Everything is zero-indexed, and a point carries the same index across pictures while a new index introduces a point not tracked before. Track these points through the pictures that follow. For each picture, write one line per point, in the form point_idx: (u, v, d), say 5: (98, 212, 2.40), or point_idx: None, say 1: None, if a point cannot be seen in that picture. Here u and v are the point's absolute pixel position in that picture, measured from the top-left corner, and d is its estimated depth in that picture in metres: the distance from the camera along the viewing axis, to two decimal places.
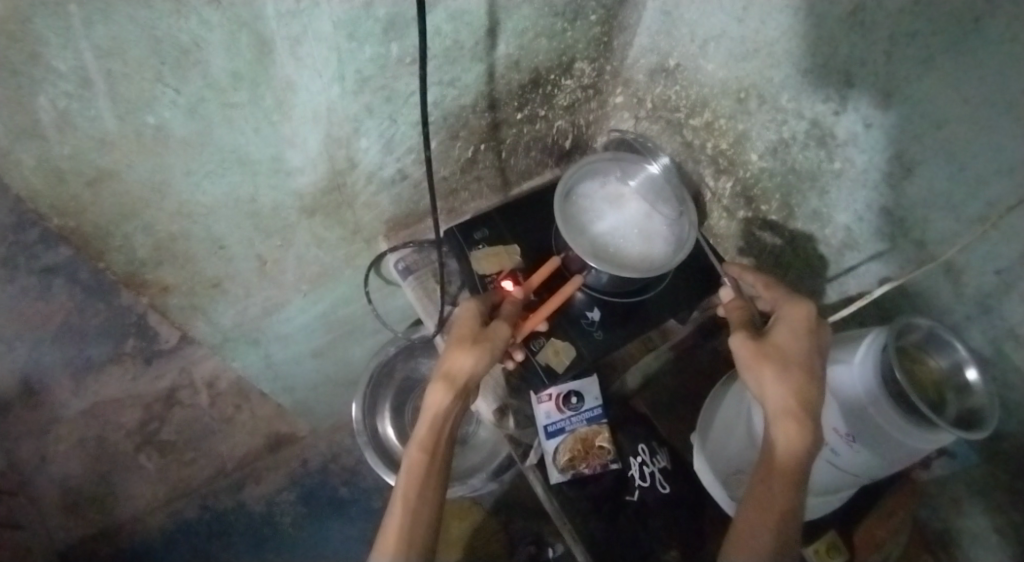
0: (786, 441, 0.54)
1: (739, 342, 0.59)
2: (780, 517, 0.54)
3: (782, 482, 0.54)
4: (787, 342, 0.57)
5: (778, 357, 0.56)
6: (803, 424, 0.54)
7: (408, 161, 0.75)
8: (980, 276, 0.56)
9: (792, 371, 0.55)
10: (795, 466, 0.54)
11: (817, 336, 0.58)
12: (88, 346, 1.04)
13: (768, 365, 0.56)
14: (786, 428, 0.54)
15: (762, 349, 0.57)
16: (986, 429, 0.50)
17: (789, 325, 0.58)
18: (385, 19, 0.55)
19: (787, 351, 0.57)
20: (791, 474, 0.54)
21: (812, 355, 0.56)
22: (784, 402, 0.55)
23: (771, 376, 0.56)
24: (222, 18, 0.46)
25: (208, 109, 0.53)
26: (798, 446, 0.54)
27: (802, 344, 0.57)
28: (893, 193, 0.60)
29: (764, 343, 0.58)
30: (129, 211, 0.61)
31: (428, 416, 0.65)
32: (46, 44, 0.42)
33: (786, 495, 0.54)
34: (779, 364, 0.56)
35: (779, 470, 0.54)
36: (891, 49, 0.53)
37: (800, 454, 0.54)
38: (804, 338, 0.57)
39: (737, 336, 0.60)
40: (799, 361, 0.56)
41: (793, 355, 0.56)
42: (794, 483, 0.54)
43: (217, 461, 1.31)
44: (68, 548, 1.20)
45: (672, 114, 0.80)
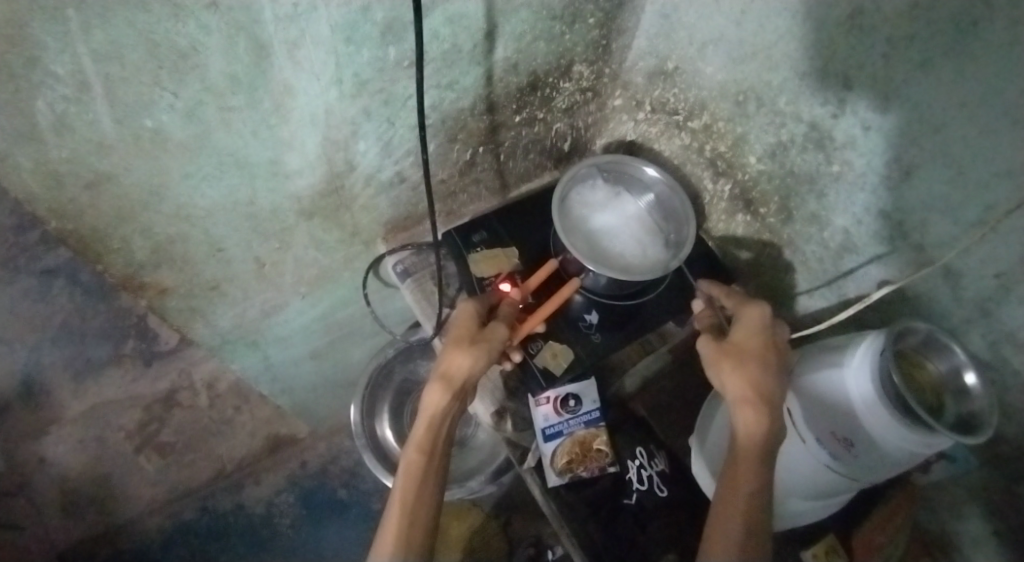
0: (745, 427, 0.56)
1: (699, 344, 0.63)
2: (749, 505, 0.54)
3: (749, 470, 0.55)
4: (741, 338, 0.61)
5: (733, 351, 0.60)
6: (759, 409, 0.56)
7: (406, 163, 0.75)
8: (979, 280, 0.56)
9: (747, 361, 0.58)
10: (756, 452, 0.55)
11: (772, 332, 0.61)
12: (88, 348, 1.04)
13: (724, 358, 0.60)
14: (743, 415, 0.56)
15: (718, 345, 0.61)
16: (986, 433, 0.50)
17: (744, 324, 0.62)
18: (382, 23, 0.55)
19: (742, 346, 0.60)
20: (755, 460, 0.55)
21: (767, 348, 0.60)
22: (738, 390, 0.57)
23: (730, 369, 0.58)
24: (220, 22, 0.46)
25: (206, 113, 0.53)
26: (756, 430, 0.55)
27: (756, 339, 0.60)
28: (891, 196, 0.59)
29: (720, 341, 0.61)
30: (127, 214, 0.61)
31: (426, 416, 0.65)
32: (44, 49, 0.42)
33: (754, 482, 0.55)
34: (733, 357, 0.59)
35: (744, 459, 0.55)
36: (889, 52, 0.53)
37: (757, 438, 0.55)
38: (759, 335, 0.61)
39: (699, 339, 0.64)
40: (756, 354, 0.59)
41: (748, 349, 0.59)
42: (760, 469, 0.55)
43: (217, 463, 1.30)
44: (67, 550, 1.20)
45: (671, 117, 0.80)
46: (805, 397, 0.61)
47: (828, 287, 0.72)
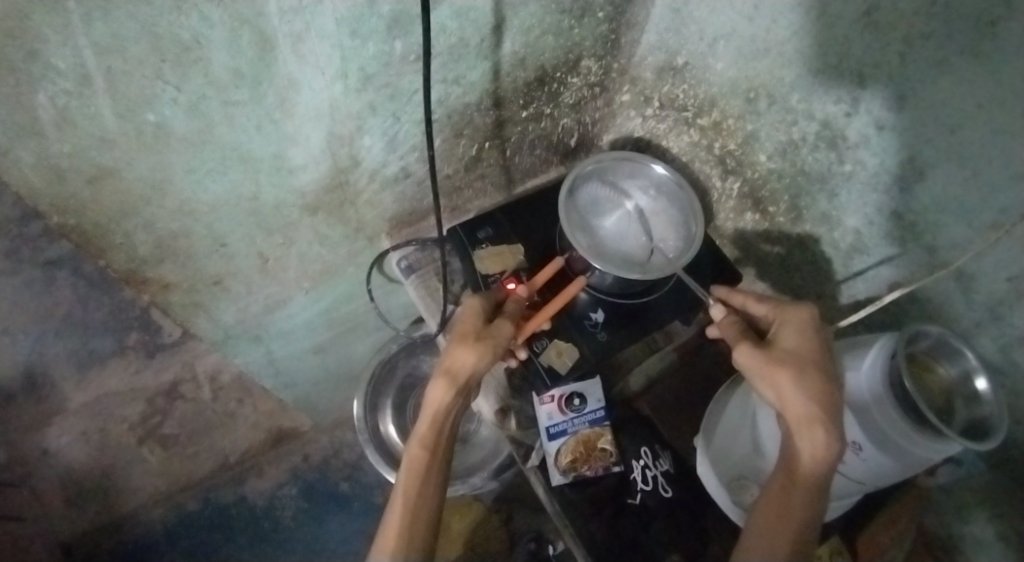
0: (813, 450, 0.52)
1: (746, 353, 0.58)
2: (801, 529, 0.53)
3: (808, 494, 0.53)
4: (800, 349, 0.57)
5: (793, 363, 0.56)
6: (829, 431, 0.52)
7: (411, 158, 0.74)
8: (989, 283, 0.55)
9: (810, 376, 0.55)
10: (821, 473, 0.53)
11: (824, 339, 0.58)
12: (91, 340, 1.02)
13: (784, 372, 0.55)
14: (811, 438, 0.53)
15: (775, 356, 0.56)
16: (998, 438, 0.49)
17: (798, 332, 0.58)
18: (389, 16, 0.54)
19: (802, 357, 0.56)
20: (817, 485, 0.53)
21: (824, 359, 0.56)
22: (804, 410, 0.54)
23: (789, 381, 0.55)
24: (223, 15, 0.45)
25: (209, 107, 0.53)
26: (826, 455, 0.52)
27: (812, 349, 0.57)
28: (904, 197, 0.59)
29: (773, 349, 0.57)
30: (130, 208, 0.60)
31: (429, 412, 0.65)
32: (45, 41, 0.41)
33: (812, 506, 0.53)
34: (796, 370, 0.55)
35: (804, 481, 0.53)
36: (906, 51, 0.52)
37: (828, 462, 0.52)
38: (814, 343, 0.57)
39: (742, 346, 0.59)
40: (812, 362, 0.56)
41: (809, 361, 0.56)
42: (819, 493, 0.53)
43: (220, 454, 1.31)
44: (71, 539, 1.22)
45: (680, 113, 0.79)
46: None
47: (835, 288, 0.71)
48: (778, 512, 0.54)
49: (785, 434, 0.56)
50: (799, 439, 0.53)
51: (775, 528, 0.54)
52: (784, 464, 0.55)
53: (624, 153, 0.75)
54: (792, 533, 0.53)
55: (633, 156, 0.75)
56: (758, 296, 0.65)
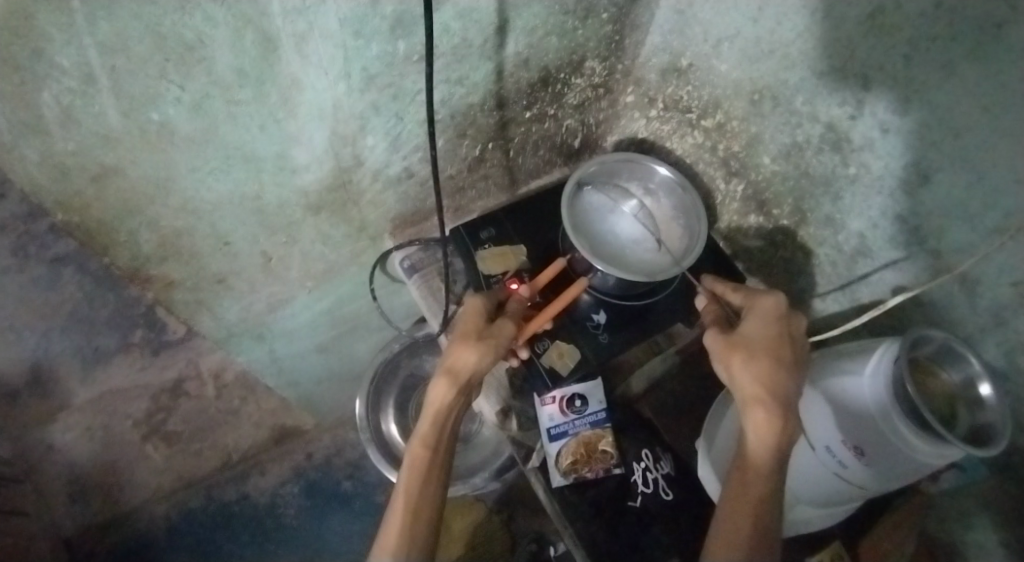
0: (756, 431, 0.54)
1: (710, 338, 0.60)
2: (755, 520, 0.52)
3: (757, 479, 0.53)
4: (758, 333, 0.58)
5: (746, 347, 0.57)
6: (771, 413, 0.53)
7: (414, 159, 0.74)
8: (994, 288, 0.55)
9: (760, 359, 0.55)
10: (768, 457, 0.53)
11: (786, 325, 0.58)
12: (97, 336, 1.02)
13: (736, 354, 0.57)
14: (755, 419, 0.54)
15: (731, 341, 0.58)
16: (1001, 445, 0.49)
17: (760, 318, 0.59)
18: (392, 17, 0.54)
19: (756, 341, 0.57)
20: (765, 470, 0.53)
21: (783, 344, 0.56)
22: (752, 391, 0.55)
23: (739, 364, 0.56)
24: (227, 15, 0.46)
25: (213, 107, 0.53)
26: (768, 436, 0.53)
27: (771, 334, 0.57)
28: (909, 201, 0.58)
29: (731, 335, 0.58)
30: (134, 206, 0.61)
31: (431, 411, 0.65)
32: (49, 40, 0.42)
33: (762, 493, 0.53)
34: (746, 354, 0.56)
35: (752, 465, 0.54)
36: (911, 53, 0.52)
37: (772, 445, 0.53)
38: (774, 329, 0.57)
39: (708, 333, 0.60)
40: (767, 347, 0.56)
41: (763, 345, 0.56)
42: (768, 478, 0.53)
43: (223, 452, 1.31)
44: (73, 535, 1.21)
45: (684, 114, 0.78)
46: (819, 401, 0.60)
47: (838, 291, 0.71)
48: (730, 499, 0.54)
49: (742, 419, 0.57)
50: (746, 420, 0.55)
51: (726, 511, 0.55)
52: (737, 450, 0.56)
53: (626, 154, 0.75)
54: (750, 524, 0.52)
55: (636, 157, 0.74)
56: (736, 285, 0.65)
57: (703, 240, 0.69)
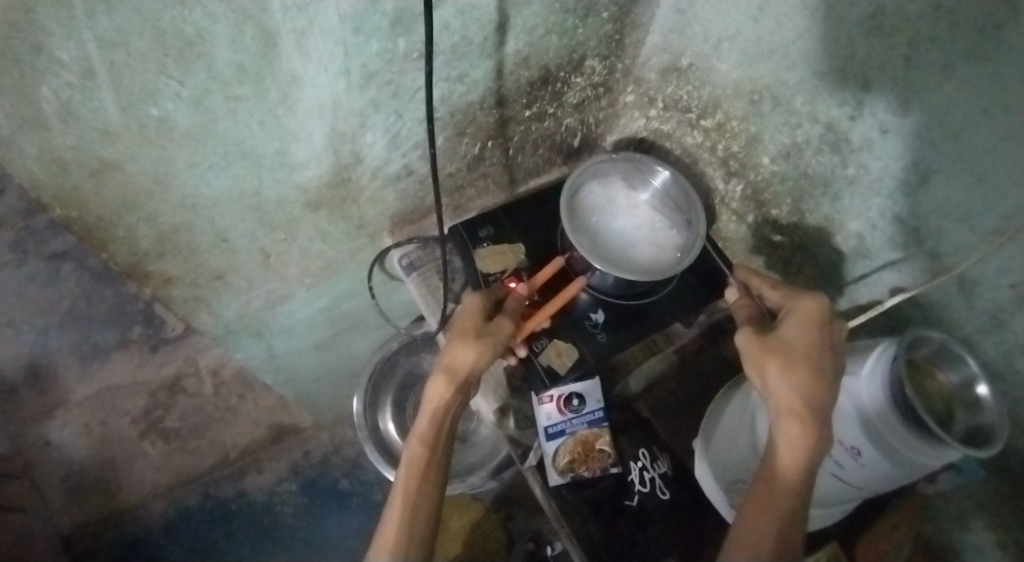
0: (789, 440, 0.53)
1: (744, 339, 0.59)
2: (780, 528, 0.52)
3: (786, 488, 0.53)
4: (797, 339, 0.57)
5: (784, 353, 0.56)
6: (806, 422, 0.53)
7: (414, 156, 0.74)
8: (993, 289, 0.55)
9: (798, 366, 0.55)
10: (800, 469, 0.53)
11: (828, 332, 0.57)
12: (94, 332, 1.03)
13: (773, 360, 0.56)
14: (788, 427, 0.53)
15: (768, 346, 0.57)
16: (997, 446, 0.49)
17: (799, 322, 0.58)
18: (392, 14, 0.54)
19: (794, 347, 0.56)
20: (795, 479, 0.53)
21: (822, 351, 0.55)
22: (788, 398, 0.54)
23: (775, 371, 0.55)
24: (227, 11, 0.46)
25: (212, 102, 0.53)
26: (801, 446, 0.52)
27: (811, 340, 0.56)
28: (908, 201, 0.58)
29: (768, 339, 0.58)
30: (133, 202, 0.61)
31: (428, 409, 0.65)
32: (49, 35, 0.42)
33: (789, 503, 0.52)
34: (784, 361, 0.55)
35: (781, 473, 0.53)
36: (911, 54, 0.52)
37: (804, 457, 0.52)
38: (814, 335, 0.56)
39: (743, 334, 0.60)
40: (805, 354, 0.55)
41: (802, 351, 0.56)
42: (798, 488, 0.53)
43: (221, 449, 1.31)
44: (70, 531, 1.22)
45: (684, 114, 0.78)
46: None
47: (837, 292, 0.71)
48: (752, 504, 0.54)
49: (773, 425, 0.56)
50: (779, 427, 0.54)
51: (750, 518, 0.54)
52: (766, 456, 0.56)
53: (623, 154, 0.75)
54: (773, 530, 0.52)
55: (634, 157, 0.74)
56: (774, 284, 0.64)
57: (702, 240, 0.69)
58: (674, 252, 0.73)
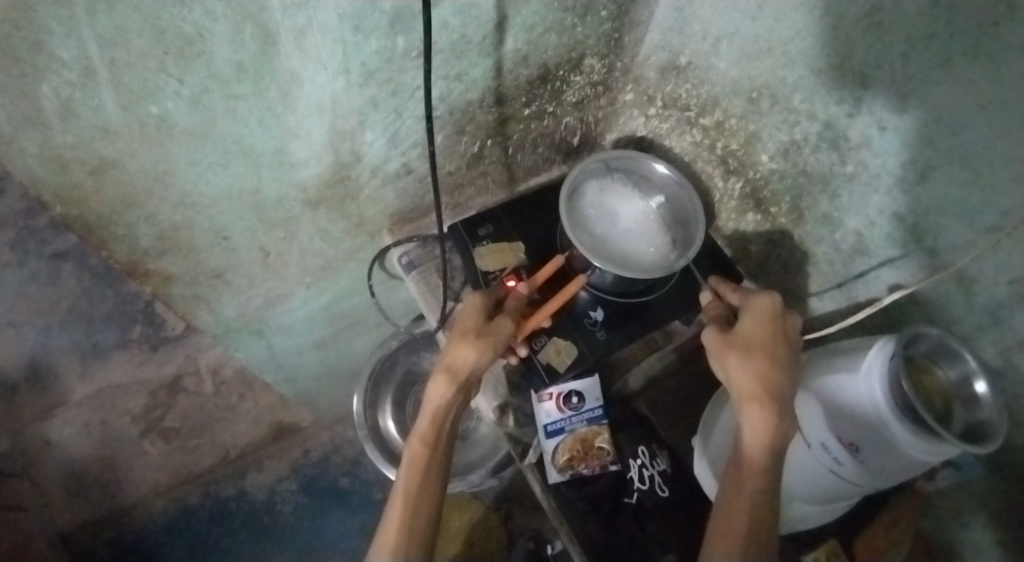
0: (751, 427, 0.54)
1: (706, 336, 0.61)
2: (752, 515, 0.52)
3: (754, 475, 0.53)
4: (752, 331, 0.58)
5: (741, 345, 0.58)
6: (764, 408, 0.54)
7: (413, 155, 0.75)
8: (992, 287, 0.55)
9: (754, 356, 0.56)
10: (766, 453, 0.53)
11: (782, 324, 0.58)
12: (95, 332, 1.04)
13: (730, 353, 0.58)
14: (750, 414, 0.54)
15: (726, 339, 0.59)
16: (997, 441, 0.49)
17: (754, 316, 0.59)
18: (391, 12, 0.54)
19: (750, 339, 0.58)
20: (760, 464, 0.53)
21: (775, 341, 0.57)
22: (746, 387, 0.55)
23: (734, 361, 0.57)
24: (226, 9, 0.46)
25: (212, 100, 0.53)
26: (764, 432, 0.53)
27: (764, 332, 0.58)
28: (906, 199, 0.58)
29: (727, 333, 0.59)
30: (133, 200, 0.61)
31: (429, 409, 0.65)
32: (50, 33, 0.42)
33: (758, 488, 0.53)
34: (741, 352, 0.57)
35: (747, 461, 0.54)
36: (909, 52, 0.52)
37: (767, 440, 0.53)
38: (768, 327, 0.58)
39: (706, 332, 0.61)
40: (760, 345, 0.57)
41: (757, 343, 0.57)
42: (765, 473, 0.53)
43: (221, 449, 1.32)
44: (70, 531, 1.22)
45: (682, 112, 0.79)
46: (814, 399, 0.60)
47: (836, 289, 0.71)
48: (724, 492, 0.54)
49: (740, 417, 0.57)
50: (743, 416, 0.55)
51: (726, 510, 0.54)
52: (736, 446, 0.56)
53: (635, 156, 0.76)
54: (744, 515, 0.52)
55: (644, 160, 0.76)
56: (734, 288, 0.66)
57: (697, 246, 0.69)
58: (654, 258, 0.72)
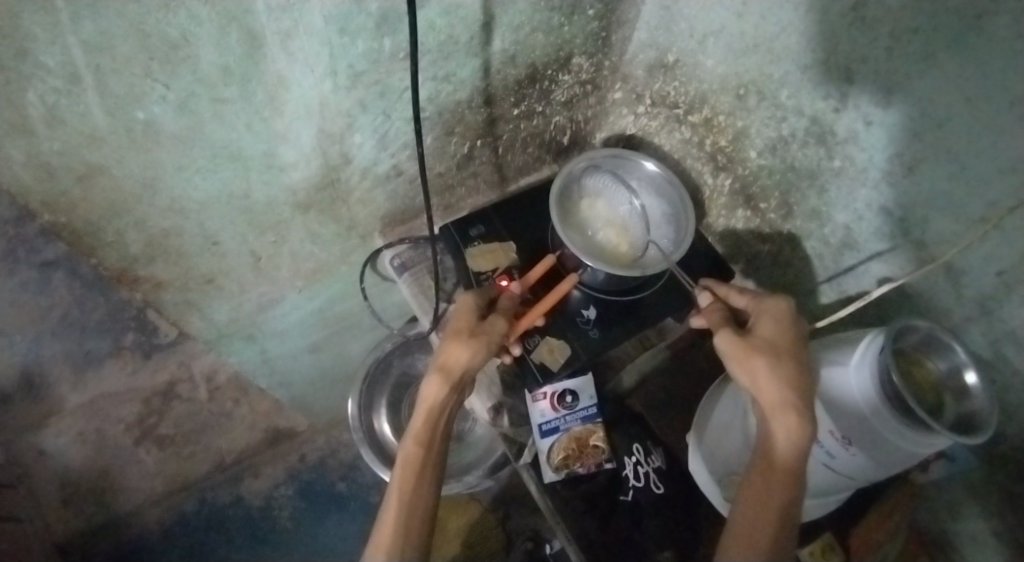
0: (786, 435, 0.53)
1: (724, 339, 0.59)
2: (779, 524, 0.53)
3: (783, 483, 0.53)
4: (775, 336, 0.58)
5: (767, 350, 0.57)
6: (802, 417, 0.53)
7: (403, 157, 0.74)
8: (979, 278, 0.55)
9: (784, 363, 0.56)
10: (795, 462, 0.53)
11: (798, 329, 0.59)
12: (88, 340, 1.01)
13: (759, 358, 0.56)
14: (783, 422, 0.53)
15: (750, 342, 0.57)
16: (988, 431, 0.49)
17: (775, 321, 0.59)
18: (377, 14, 0.54)
19: (777, 345, 0.57)
20: (791, 474, 0.53)
21: (799, 348, 0.57)
22: (780, 394, 0.54)
23: (763, 367, 0.56)
24: (211, 13, 0.46)
25: (198, 105, 0.53)
26: (797, 440, 0.53)
27: (787, 338, 0.58)
28: (893, 192, 0.59)
29: (749, 336, 0.58)
30: (121, 206, 0.61)
31: (423, 408, 0.65)
32: (33, 40, 0.42)
33: (788, 496, 0.53)
34: (769, 357, 0.56)
35: (777, 469, 0.53)
36: (893, 45, 0.52)
37: (800, 449, 0.53)
38: (789, 333, 0.58)
39: (722, 334, 0.60)
40: (785, 350, 0.57)
41: (782, 348, 0.57)
42: (794, 482, 0.53)
43: (216, 455, 1.31)
44: (67, 541, 1.20)
45: (671, 110, 0.79)
46: None
47: (826, 283, 0.71)
48: (751, 499, 0.54)
49: (762, 421, 0.57)
50: (772, 424, 0.54)
51: (751, 516, 0.54)
52: (760, 451, 0.56)
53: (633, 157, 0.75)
54: (771, 523, 0.53)
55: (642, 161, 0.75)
56: (739, 287, 0.66)
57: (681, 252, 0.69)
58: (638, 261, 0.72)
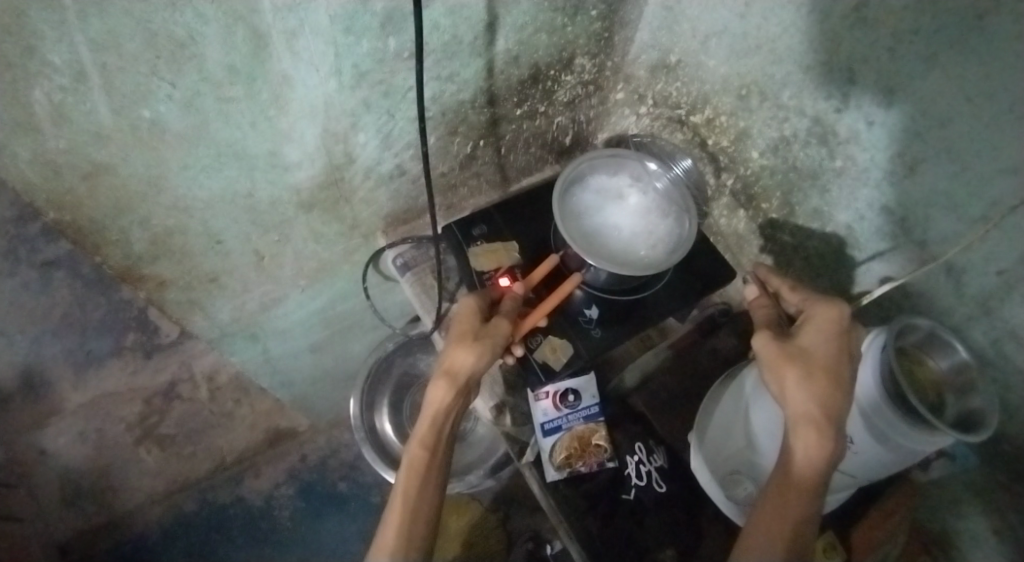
0: (806, 449, 0.53)
1: (762, 342, 0.58)
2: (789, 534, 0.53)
3: (799, 493, 0.54)
4: (816, 346, 0.56)
5: (803, 361, 0.55)
6: (824, 433, 0.53)
7: (406, 156, 0.75)
8: (980, 276, 0.56)
9: (818, 377, 0.54)
10: (813, 477, 0.53)
11: (848, 340, 0.56)
12: (89, 340, 1.03)
13: (793, 369, 0.55)
14: (806, 436, 0.53)
15: (787, 350, 0.56)
16: (989, 430, 0.49)
17: (820, 330, 0.57)
18: (382, 14, 0.54)
19: (814, 356, 0.55)
20: (809, 486, 0.54)
21: (841, 362, 0.55)
22: (806, 408, 0.54)
23: (794, 379, 0.55)
24: (218, 12, 0.46)
25: (204, 104, 0.53)
26: (817, 455, 0.53)
27: (831, 349, 0.55)
28: (893, 192, 0.59)
29: (786, 343, 0.57)
30: (127, 205, 0.61)
31: (429, 411, 0.65)
32: (41, 38, 0.42)
33: (803, 507, 0.53)
34: (804, 370, 0.55)
35: (795, 480, 0.54)
36: (895, 46, 0.52)
37: (819, 464, 0.53)
38: (834, 344, 0.56)
39: (760, 337, 0.58)
40: (824, 364, 0.55)
41: (822, 361, 0.55)
42: (812, 496, 0.54)
43: (217, 454, 1.32)
44: (67, 540, 1.22)
45: (673, 111, 0.80)
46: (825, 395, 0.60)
47: (829, 283, 0.71)
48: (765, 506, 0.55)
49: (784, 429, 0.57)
50: (795, 437, 0.54)
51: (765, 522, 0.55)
52: (780, 459, 0.56)
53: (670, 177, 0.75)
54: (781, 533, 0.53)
55: (674, 186, 0.75)
56: (792, 284, 0.63)
57: (642, 271, 0.68)
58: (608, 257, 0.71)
